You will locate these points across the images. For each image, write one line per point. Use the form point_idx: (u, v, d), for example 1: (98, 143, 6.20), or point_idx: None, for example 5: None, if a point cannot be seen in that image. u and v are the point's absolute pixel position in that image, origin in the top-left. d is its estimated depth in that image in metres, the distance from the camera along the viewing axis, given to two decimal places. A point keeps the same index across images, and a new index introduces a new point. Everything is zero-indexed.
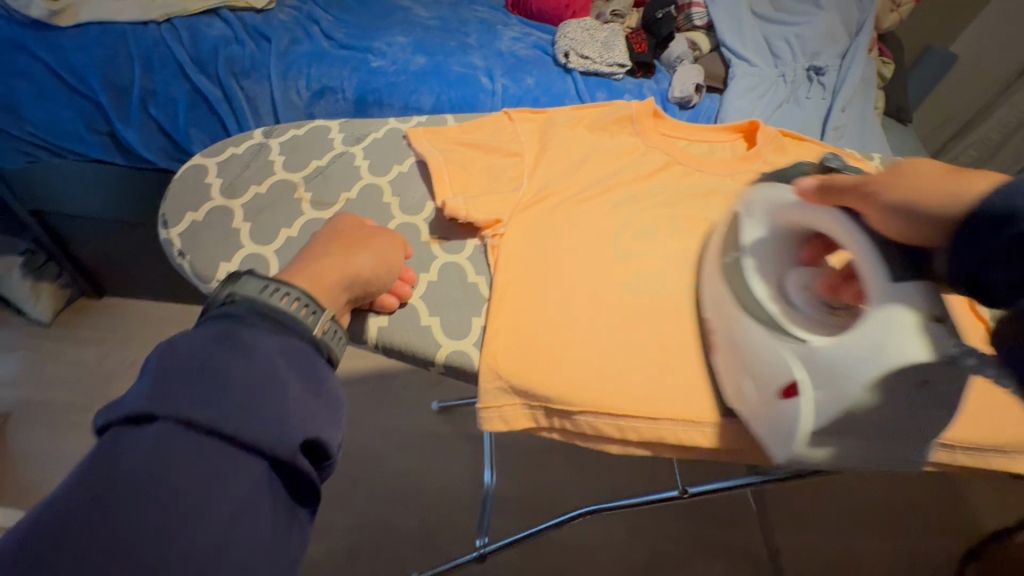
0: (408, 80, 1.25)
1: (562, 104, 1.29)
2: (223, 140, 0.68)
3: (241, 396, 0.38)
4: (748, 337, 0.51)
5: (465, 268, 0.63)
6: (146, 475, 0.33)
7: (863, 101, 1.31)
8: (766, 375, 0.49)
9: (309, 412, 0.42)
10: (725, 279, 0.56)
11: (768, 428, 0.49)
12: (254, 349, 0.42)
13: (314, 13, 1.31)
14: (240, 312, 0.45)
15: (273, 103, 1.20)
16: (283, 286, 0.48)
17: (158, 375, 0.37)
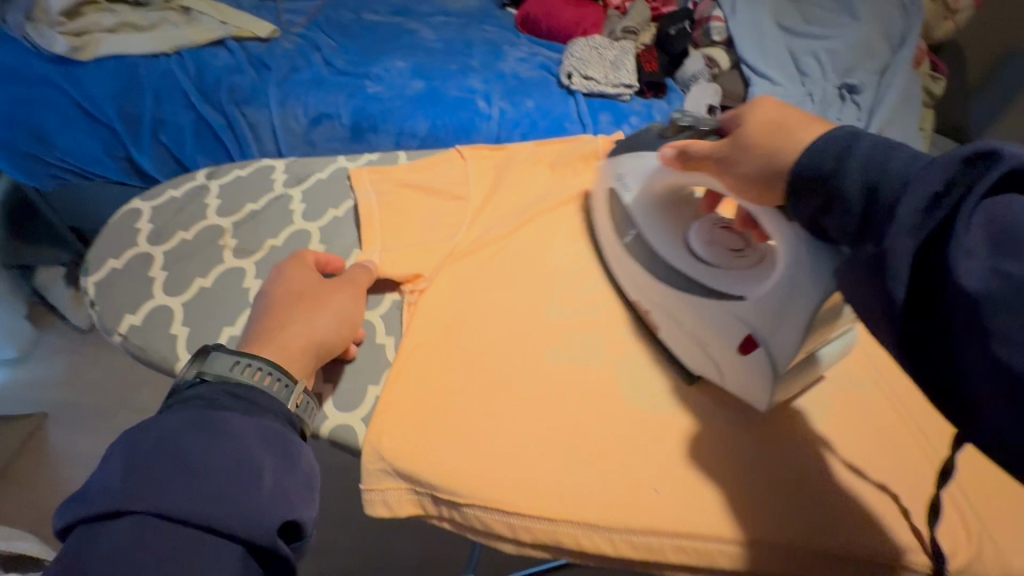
0: (403, 105, 1.23)
1: (561, 129, 1.23)
2: (165, 181, 0.69)
3: (213, 487, 0.39)
4: (680, 299, 0.62)
5: (377, 328, 0.59)
6: (114, 568, 0.35)
7: (909, 122, 1.15)
8: (716, 342, 0.59)
9: (296, 487, 0.43)
10: (627, 252, 0.67)
11: (747, 382, 0.57)
12: (232, 431, 0.42)
13: (320, 39, 1.32)
14: (211, 395, 0.45)
15: (273, 130, 1.23)
16: (249, 358, 0.47)
17: (127, 471, 0.39)
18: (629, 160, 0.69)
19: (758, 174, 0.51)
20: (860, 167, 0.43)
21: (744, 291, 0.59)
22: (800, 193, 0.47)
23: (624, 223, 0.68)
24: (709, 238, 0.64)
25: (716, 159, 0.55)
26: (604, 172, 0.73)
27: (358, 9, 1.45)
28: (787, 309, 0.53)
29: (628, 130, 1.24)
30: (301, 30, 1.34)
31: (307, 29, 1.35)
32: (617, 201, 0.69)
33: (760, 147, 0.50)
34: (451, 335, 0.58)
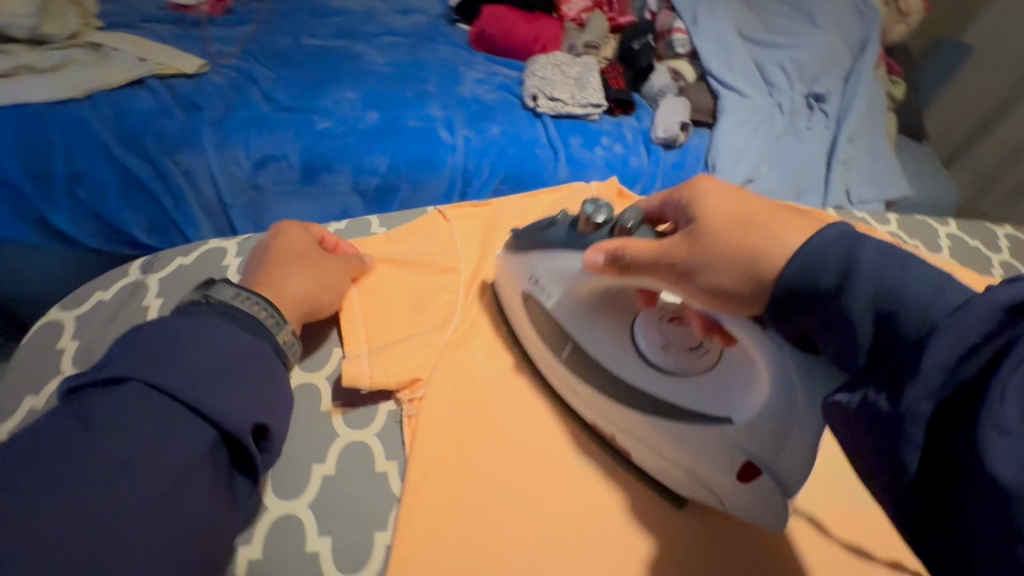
0: (358, 141, 1.13)
1: (532, 155, 1.16)
2: (90, 281, 0.60)
3: (206, 372, 0.46)
4: (646, 430, 0.57)
5: (374, 450, 0.57)
6: (108, 420, 0.40)
7: (873, 129, 1.17)
8: (704, 466, 0.54)
9: (272, 402, 0.51)
10: (582, 369, 0.61)
11: (749, 504, 0.53)
12: (225, 337, 0.50)
13: (255, 70, 1.19)
14: (212, 311, 0.52)
15: (212, 177, 1.11)
16: (249, 293, 0.56)
17: (135, 353, 0.45)
18: (543, 260, 0.62)
19: (729, 293, 0.45)
20: (872, 288, 0.38)
21: (725, 407, 0.54)
22: (791, 310, 0.42)
23: (559, 339, 0.63)
24: (660, 340, 0.61)
25: (677, 267, 0.47)
26: (508, 267, 0.67)
27: (295, 33, 1.32)
28: (786, 431, 0.48)
29: (602, 151, 1.18)
30: (232, 61, 1.20)
31: (239, 60, 1.21)
32: (542, 310, 0.64)
33: (732, 251, 0.44)
34: (467, 454, 0.57)
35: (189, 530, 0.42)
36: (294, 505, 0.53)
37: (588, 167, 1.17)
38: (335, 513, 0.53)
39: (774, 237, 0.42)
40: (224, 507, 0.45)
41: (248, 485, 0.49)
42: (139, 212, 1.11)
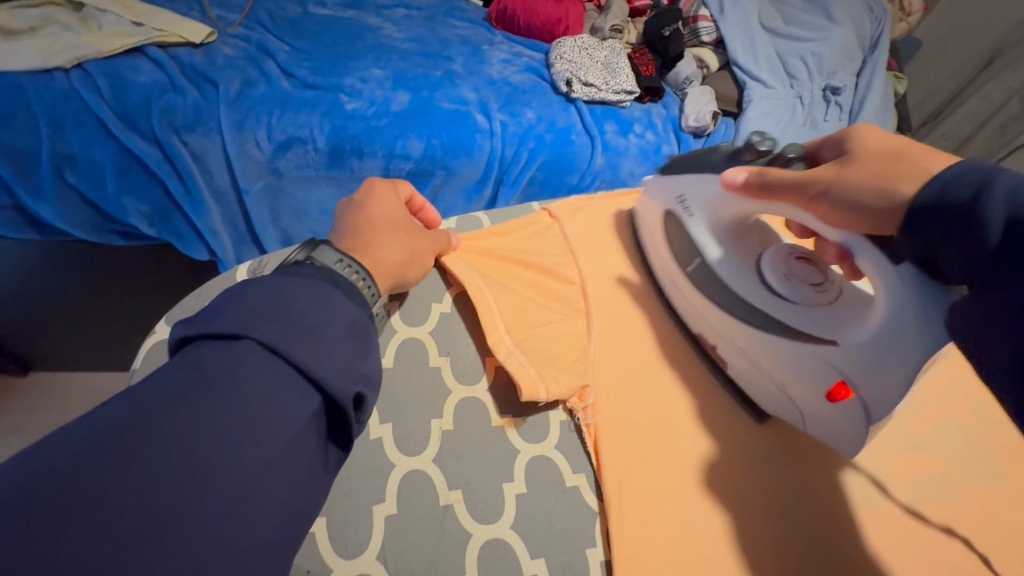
0: (392, 122, 1.05)
1: (569, 141, 1.14)
2: (196, 288, 0.53)
3: (314, 330, 0.36)
4: (761, 344, 0.58)
5: (561, 465, 0.50)
6: (222, 380, 0.31)
7: (882, 122, 1.24)
8: (799, 384, 0.55)
9: (371, 373, 0.39)
10: (695, 285, 0.62)
11: (835, 427, 0.54)
12: (330, 300, 0.39)
13: (268, 42, 1.08)
14: (318, 273, 0.42)
15: (225, 159, 0.99)
16: (351, 259, 0.46)
17: (246, 303, 0.35)
18: (690, 179, 0.63)
19: (871, 215, 0.45)
20: (1007, 194, 0.35)
21: (837, 333, 0.53)
22: (923, 225, 0.40)
23: (687, 253, 0.64)
24: (785, 271, 0.60)
25: (817, 192, 0.49)
26: (653, 192, 0.68)
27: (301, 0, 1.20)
28: (887, 359, 0.48)
29: (635, 140, 1.18)
30: (239, 31, 1.08)
31: (246, 30, 1.09)
32: (681, 229, 0.65)
33: (871, 177, 0.45)
34: (652, 453, 0.52)
35: (286, 505, 0.32)
36: (496, 528, 0.46)
37: (623, 155, 1.16)
38: (541, 530, 0.46)
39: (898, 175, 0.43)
40: (319, 470, 0.35)
41: (339, 456, 0.38)
42: (139, 199, 0.97)
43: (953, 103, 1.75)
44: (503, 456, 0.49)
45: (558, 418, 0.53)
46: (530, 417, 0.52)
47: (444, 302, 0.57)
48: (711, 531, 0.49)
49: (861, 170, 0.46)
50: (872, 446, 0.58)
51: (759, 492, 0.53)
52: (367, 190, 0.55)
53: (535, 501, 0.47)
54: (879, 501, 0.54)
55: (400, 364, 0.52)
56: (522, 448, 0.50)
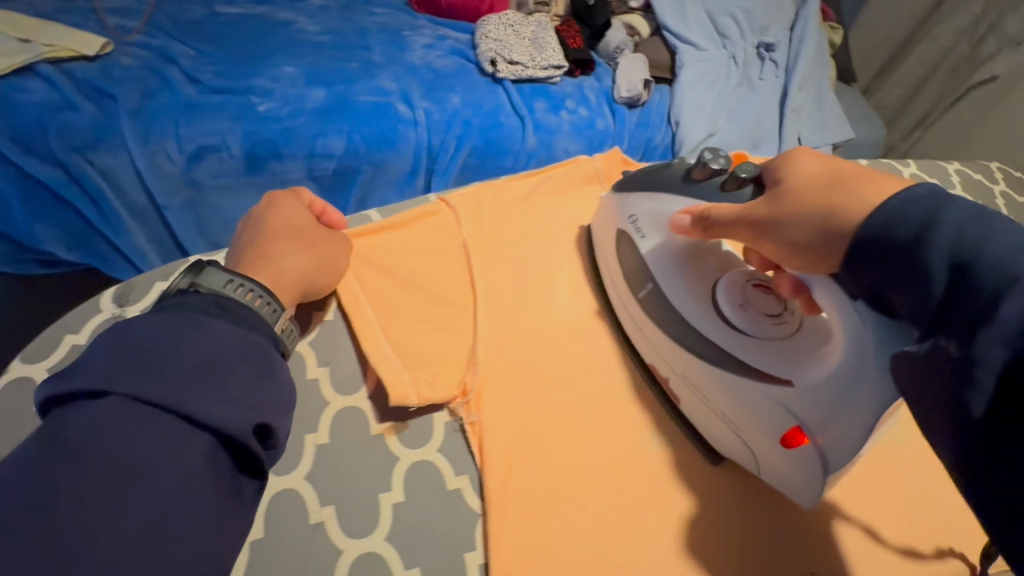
0: (307, 121, 1.01)
1: (499, 124, 1.11)
2: (53, 323, 0.49)
3: (194, 365, 0.34)
4: (717, 383, 0.52)
5: (443, 468, 0.49)
6: (90, 443, 0.29)
7: (819, 76, 1.23)
8: (753, 428, 0.50)
9: (264, 402, 0.36)
10: (646, 313, 0.57)
11: (790, 476, 0.49)
12: (210, 330, 0.37)
13: (171, 47, 1.03)
14: (200, 302, 0.39)
15: (138, 176, 0.95)
16: (242, 279, 0.43)
17: (114, 354, 0.33)
18: (643, 199, 0.59)
19: (811, 236, 0.42)
20: (949, 240, 0.34)
21: (787, 369, 0.49)
22: (859, 256, 0.39)
23: (640, 277, 0.58)
24: (739, 300, 0.54)
25: (754, 223, 0.46)
26: (607, 208, 0.64)
27: None
28: (846, 407, 0.44)
29: (568, 116, 1.15)
30: (139, 38, 1.03)
31: (147, 36, 1.04)
32: (634, 251, 0.59)
33: (812, 202, 0.42)
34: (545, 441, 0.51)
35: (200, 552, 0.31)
36: (371, 544, 0.44)
37: (555, 133, 1.13)
38: (418, 537, 0.45)
39: (845, 215, 0.40)
40: (235, 510, 0.33)
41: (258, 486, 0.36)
42: (53, 226, 0.95)
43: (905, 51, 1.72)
44: (382, 464, 0.48)
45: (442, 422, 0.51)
46: (413, 421, 0.51)
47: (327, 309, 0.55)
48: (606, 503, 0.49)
49: (807, 181, 0.44)
50: None
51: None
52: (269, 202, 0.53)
53: (418, 505, 0.46)
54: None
55: None
56: (402, 454, 0.49)
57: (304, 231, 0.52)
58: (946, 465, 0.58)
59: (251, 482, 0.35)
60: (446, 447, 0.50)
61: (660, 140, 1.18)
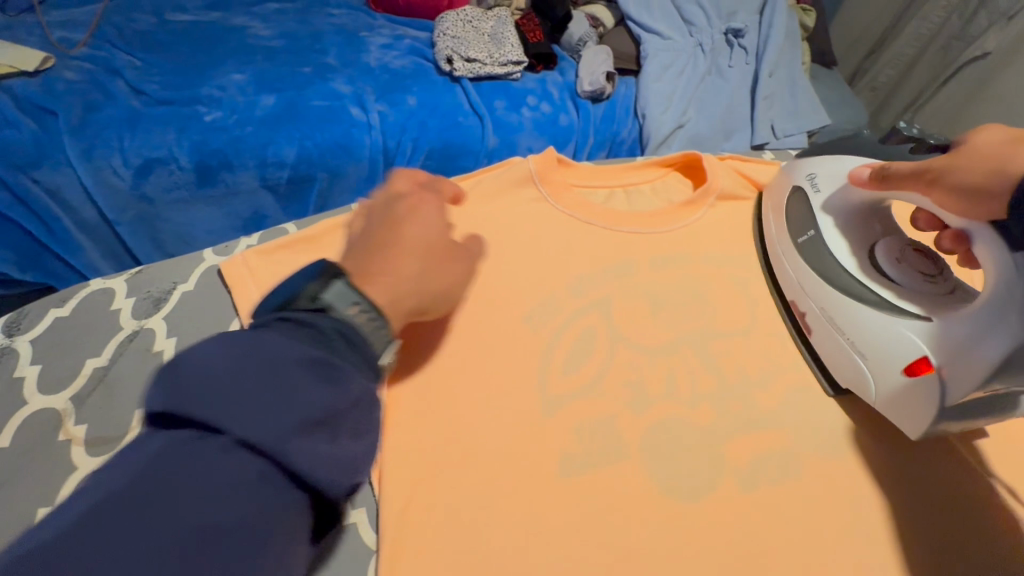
0: (257, 129, 0.99)
1: (457, 123, 1.08)
2: None
3: (304, 409, 0.28)
4: (854, 317, 0.51)
5: None
6: (169, 486, 0.24)
7: (789, 61, 1.18)
8: (880, 362, 0.48)
9: (356, 464, 0.30)
10: (801, 255, 0.56)
11: (898, 407, 0.47)
12: (331, 365, 0.31)
13: (116, 60, 1.01)
14: (316, 326, 0.32)
15: (85, 192, 0.93)
16: (369, 303, 0.35)
17: (236, 373, 0.28)
18: (825, 160, 0.59)
19: (977, 185, 0.42)
20: None
21: (932, 313, 0.48)
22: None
23: (804, 220, 0.58)
24: (896, 255, 0.54)
25: (927, 172, 0.45)
26: (780, 175, 0.63)
27: (157, 8, 1.13)
28: (987, 332, 0.41)
29: (529, 113, 1.11)
30: (84, 51, 1.01)
31: (92, 48, 1.02)
32: (803, 201, 0.59)
33: (984, 154, 0.41)
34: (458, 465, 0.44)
35: None
36: None
37: (517, 131, 1.10)
38: None
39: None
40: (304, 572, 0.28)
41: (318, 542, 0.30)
42: None
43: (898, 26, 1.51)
44: None
45: None
46: None
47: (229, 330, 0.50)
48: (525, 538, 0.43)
49: (994, 138, 0.41)
50: (731, 424, 0.49)
51: (606, 504, 0.44)
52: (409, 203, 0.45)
53: None
54: (740, 489, 0.46)
55: None
56: None
57: (432, 242, 0.43)
58: (971, 482, 0.48)
59: (310, 544, 0.29)
60: None
61: (626, 134, 1.14)
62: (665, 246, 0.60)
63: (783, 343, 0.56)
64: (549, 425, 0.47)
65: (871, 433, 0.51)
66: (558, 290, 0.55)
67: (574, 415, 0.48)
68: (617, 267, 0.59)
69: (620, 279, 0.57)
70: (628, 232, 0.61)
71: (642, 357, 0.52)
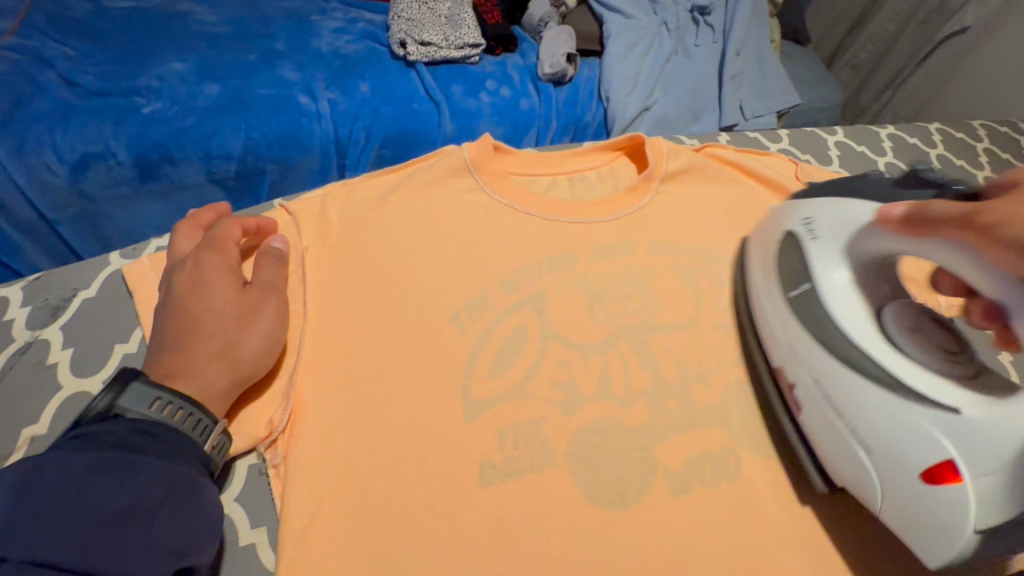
0: (200, 121, 0.93)
1: (413, 110, 1.04)
2: None
3: (111, 514, 0.29)
4: (864, 400, 0.41)
5: (238, 519, 0.42)
6: None
7: (758, 39, 1.15)
8: (893, 461, 0.39)
9: (178, 546, 0.31)
10: (798, 314, 0.46)
11: (921, 522, 0.38)
12: (141, 467, 0.31)
13: (47, 50, 0.95)
14: (117, 433, 0.33)
15: (18, 190, 0.87)
16: (173, 394, 0.36)
17: (14, 499, 0.28)
18: (825, 202, 0.49)
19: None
20: None
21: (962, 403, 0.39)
22: None
23: (798, 271, 0.48)
24: (911, 323, 0.45)
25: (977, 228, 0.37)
26: (775, 213, 0.53)
27: None
28: None
29: (488, 97, 1.07)
30: (11, 40, 0.95)
31: (20, 37, 0.96)
32: (798, 253, 0.49)
33: None
34: (375, 474, 0.42)
35: None
36: None
37: (476, 117, 1.06)
38: None
39: None
40: None
41: None
42: None
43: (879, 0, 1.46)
44: None
45: (244, 466, 0.44)
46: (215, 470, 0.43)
47: (130, 341, 0.47)
48: (443, 553, 0.40)
49: None
50: (665, 424, 0.47)
51: (531, 509, 0.41)
52: (193, 277, 0.43)
53: None
54: (672, 494, 0.44)
55: (57, 429, 0.42)
56: None
57: (227, 315, 0.42)
58: None
59: None
60: (244, 499, 0.43)
61: (591, 118, 1.11)
62: (607, 235, 0.57)
63: (726, 337, 0.53)
64: (470, 432, 0.44)
65: None
66: (489, 286, 0.52)
67: (497, 419, 0.45)
68: (556, 258, 0.55)
69: (556, 273, 0.54)
70: (569, 223, 0.57)
71: (575, 355, 0.49)
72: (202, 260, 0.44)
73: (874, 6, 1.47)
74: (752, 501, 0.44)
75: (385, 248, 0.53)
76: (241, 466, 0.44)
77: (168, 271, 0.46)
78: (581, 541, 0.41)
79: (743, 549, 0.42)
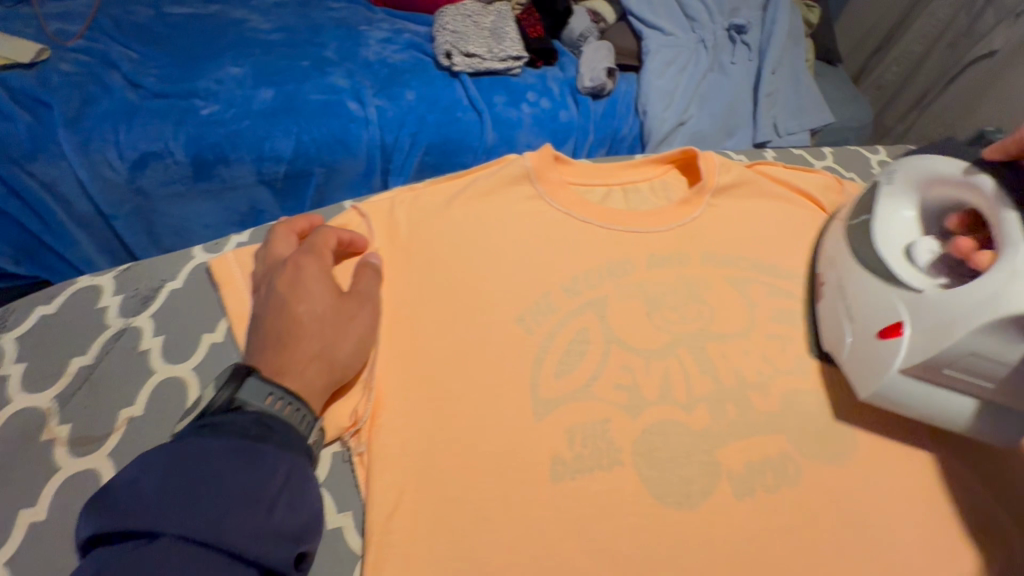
0: (254, 123, 0.97)
1: (456, 118, 1.07)
2: None
3: (239, 498, 0.32)
4: (860, 285, 0.50)
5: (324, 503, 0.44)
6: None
7: (794, 59, 1.17)
8: (863, 319, 0.49)
9: (293, 530, 0.34)
10: (845, 238, 0.54)
11: (866, 367, 0.48)
12: (261, 458, 0.34)
13: (112, 52, 1.00)
14: (240, 424, 0.36)
15: (82, 186, 0.90)
16: (283, 390, 0.39)
17: (163, 479, 0.31)
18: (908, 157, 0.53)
19: None
20: None
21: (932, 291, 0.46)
22: None
23: (863, 205, 0.55)
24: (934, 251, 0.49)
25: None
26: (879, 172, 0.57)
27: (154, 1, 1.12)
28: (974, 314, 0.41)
29: (529, 108, 1.10)
30: (79, 42, 0.99)
31: (88, 40, 1.00)
32: (871, 192, 0.54)
33: None
34: (452, 467, 0.44)
35: None
36: None
37: (517, 127, 1.09)
38: None
39: None
40: None
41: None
42: None
43: (909, 22, 1.48)
44: None
45: (328, 454, 0.46)
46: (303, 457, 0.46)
47: (216, 331, 0.49)
48: (517, 544, 0.41)
49: None
50: (726, 429, 0.48)
51: (600, 507, 0.43)
52: (294, 278, 0.46)
53: None
54: (735, 496, 0.45)
55: (152, 411, 0.45)
56: None
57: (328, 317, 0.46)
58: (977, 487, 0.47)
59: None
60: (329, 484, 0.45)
61: (627, 131, 1.13)
62: (663, 245, 0.59)
63: (782, 347, 0.54)
64: (539, 430, 0.46)
65: (873, 440, 0.49)
66: (553, 291, 0.54)
67: (566, 418, 0.47)
68: (614, 265, 0.57)
69: (616, 279, 0.56)
70: (626, 231, 0.59)
71: (637, 359, 0.51)
72: (301, 264, 0.47)
73: (902, 27, 1.50)
74: (814, 507, 0.45)
75: (453, 250, 0.56)
76: (325, 453, 0.46)
77: (267, 272, 0.48)
78: (648, 538, 0.42)
79: (805, 552, 0.43)
